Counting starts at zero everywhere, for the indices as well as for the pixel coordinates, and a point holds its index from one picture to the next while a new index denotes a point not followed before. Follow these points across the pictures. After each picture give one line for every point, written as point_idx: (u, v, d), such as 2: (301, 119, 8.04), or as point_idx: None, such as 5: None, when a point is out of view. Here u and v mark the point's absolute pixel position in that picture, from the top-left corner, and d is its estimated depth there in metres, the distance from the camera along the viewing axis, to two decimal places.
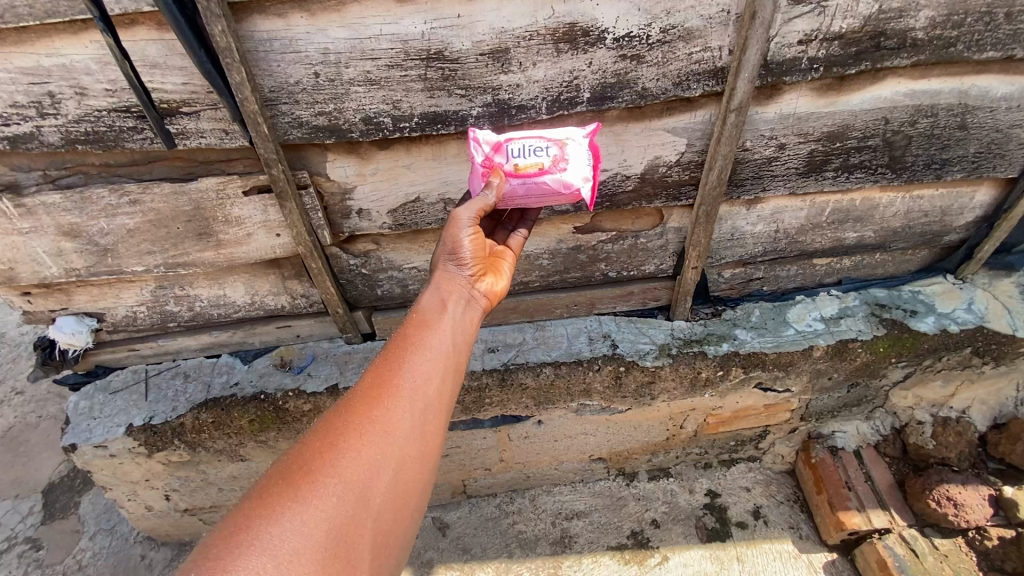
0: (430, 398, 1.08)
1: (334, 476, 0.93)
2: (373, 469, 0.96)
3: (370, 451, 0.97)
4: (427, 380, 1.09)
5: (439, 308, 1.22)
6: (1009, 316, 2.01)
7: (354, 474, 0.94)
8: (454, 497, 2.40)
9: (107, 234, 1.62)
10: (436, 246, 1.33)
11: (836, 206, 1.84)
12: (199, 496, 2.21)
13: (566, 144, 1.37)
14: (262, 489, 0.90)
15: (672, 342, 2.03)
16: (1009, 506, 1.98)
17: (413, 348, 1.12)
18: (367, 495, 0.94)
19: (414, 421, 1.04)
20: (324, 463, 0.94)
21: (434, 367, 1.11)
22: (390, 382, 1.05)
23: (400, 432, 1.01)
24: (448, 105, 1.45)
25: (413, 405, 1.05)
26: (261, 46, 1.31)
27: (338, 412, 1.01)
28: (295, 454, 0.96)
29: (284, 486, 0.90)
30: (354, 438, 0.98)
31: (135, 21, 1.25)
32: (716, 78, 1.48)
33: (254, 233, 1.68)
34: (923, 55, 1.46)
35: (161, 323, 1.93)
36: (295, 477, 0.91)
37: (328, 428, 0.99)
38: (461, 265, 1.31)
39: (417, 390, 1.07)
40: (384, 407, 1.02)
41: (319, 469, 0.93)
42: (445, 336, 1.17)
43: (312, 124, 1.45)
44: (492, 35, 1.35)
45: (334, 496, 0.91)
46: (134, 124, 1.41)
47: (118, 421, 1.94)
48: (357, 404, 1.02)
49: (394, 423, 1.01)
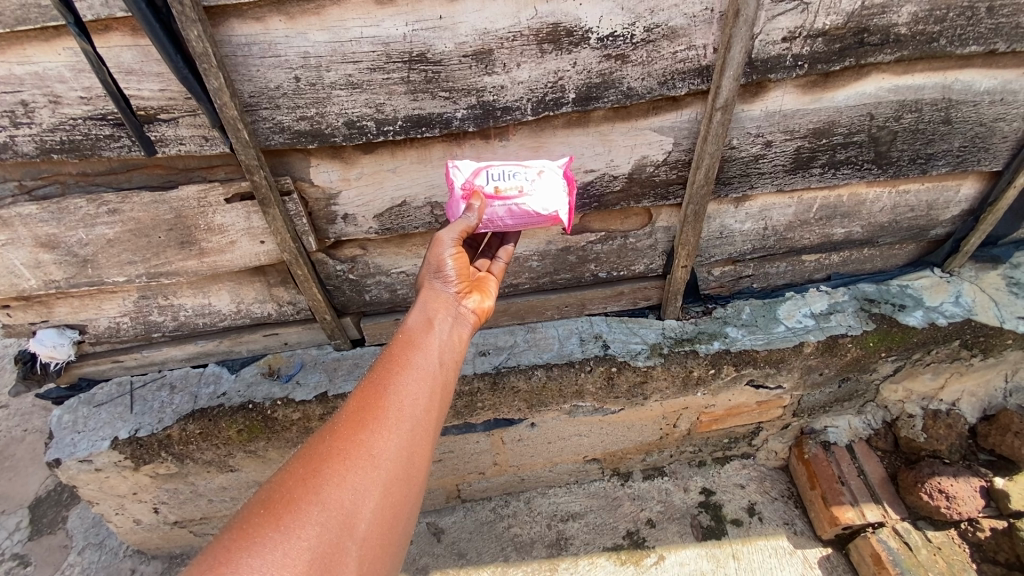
0: (417, 418, 1.06)
1: (319, 503, 0.91)
2: (358, 493, 0.94)
3: (354, 476, 0.95)
4: (414, 400, 1.07)
5: (426, 326, 1.20)
6: (996, 309, 2.03)
7: (339, 500, 0.93)
8: (449, 502, 2.38)
9: (87, 245, 1.59)
10: (420, 266, 1.33)
11: (824, 202, 1.84)
12: (189, 507, 2.17)
13: (543, 172, 1.44)
14: (244, 518, 0.89)
15: (663, 341, 2.03)
16: (1000, 497, 1.99)
17: (399, 368, 1.10)
18: (351, 521, 0.92)
19: (401, 443, 1.02)
20: (308, 489, 0.92)
21: (422, 386, 1.09)
22: (376, 404, 1.04)
23: (386, 455, 0.99)
24: (432, 108, 1.43)
25: (400, 427, 1.03)
26: (239, 50, 1.29)
27: (323, 437, 1.00)
28: (278, 481, 0.94)
29: (266, 515, 0.89)
30: (339, 463, 0.96)
31: (109, 27, 1.22)
32: (701, 77, 1.47)
33: (238, 240, 1.65)
34: (907, 51, 1.46)
35: (146, 333, 1.90)
36: (278, 504, 0.90)
37: (312, 454, 0.97)
38: (447, 283, 1.30)
39: (403, 410, 1.04)
40: (369, 430, 1.00)
41: (302, 496, 0.91)
42: (432, 355, 1.15)
43: (294, 129, 1.42)
44: (474, 36, 1.33)
45: (318, 524, 0.90)
46: (110, 132, 1.38)
47: (103, 434, 1.90)
48: (341, 427, 1.00)
49: (380, 446, 0.99)
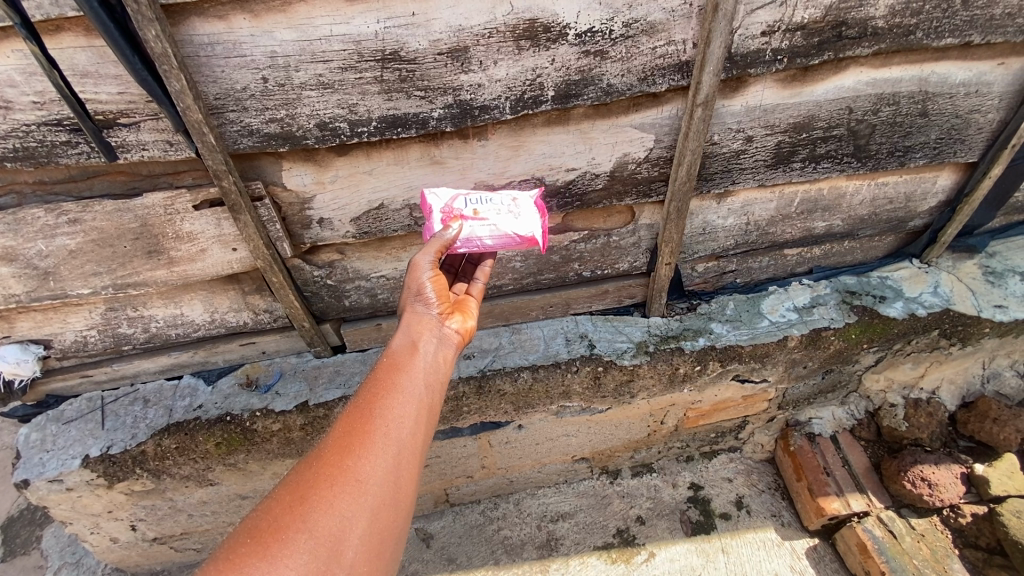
0: (405, 440, 1.02)
1: (307, 530, 0.88)
2: (345, 518, 0.91)
3: (341, 500, 0.92)
4: (401, 421, 1.03)
5: (410, 349, 1.17)
6: (974, 298, 2.05)
7: (326, 525, 0.89)
8: (438, 506, 2.35)
9: (47, 256, 1.51)
10: (402, 290, 1.30)
11: (806, 196, 1.84)
12: (168, 523, 2.10)
13: (519, 199, 1.44)
14: (230, 549, 0.85)
15: (649, 339, 2.02)
16: (980, 483, 2.03)
17: (386, 390, 1.06)
18: (340, 547, 0.89)
19: (389, 467, 0.98)
20: (296, 517, 0.89)
21: (409, 407, 1.06)
22: (364, 426, 1.00)
23: (374, 479, 0.96)
24: (408, 108, 1.39)
25: (386, 450, 0.99)
26: (202, 50, 1.23)
27: (308, 463, 0.96)
28: (263, 510, 0.91)
29: (253, 545, 0.85)
30: (326, 488, 0.92)
31: (61, 28, 1.15)
32: (681, 73, 1.45)
33: (209, 248, 1.59)
34: (884, 44, 1.46)
35: (115, 346, 1.82)
36: (267, 532, 0.87)
37: (298, 481, 0.94)
38: (428, 304, 1.26)
39: (390, 433, 1.01)
40: (356, 455, 0.97)
41: (292, 524, 0.88)
42: (416, 377, 1.11)
43: (263, 132, 1.36)
44: (449, 33, 1.29)
45: (305, 553, 0.86)
46: (68, 139, 1.31)
47: (73, 452, 1.82)
48: (328, 453, 0.97)
49: (367, 470, 0.96)
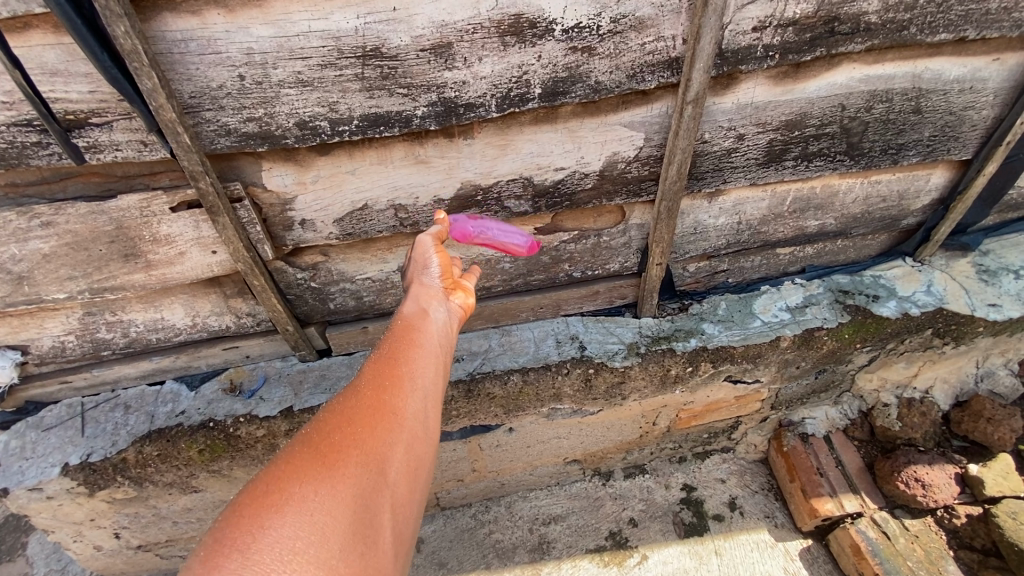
0: (430, 384, 1.04)
1: (353, 457, 0.87)
2: (387, 445, 0.91)
3: (381, 433, 0.92)
4: (426, 368, 1.05)
5: (425, 311, 1.19)
6: (967, 297, 2.03)
7: (371, 453, 0.89)
8: (428, 510, 2.33)
9: (20, 261, 1.46)
10: (407, 267, 1.33)
11: (798, 195, 1.82)
12: (153, 531, 2.06)
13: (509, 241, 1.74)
14: (278, 469, 0.83)
15: (641, 340, 1.99)
16: (974, 484, 2.03)
17: (409, 343, 1.08)
18: (383, 470, 0.89)
19: (421, 407, 0.99)
20: (341, 445, 0.88)
21: (429, 357, 1.08)
22: (393, 370, 1.01)
23: (409, 417, 0.96)
24: (390, 106, 1.35)
25: (416, 390, 1.00)
26: (175, 47, 1.19)
27: (342, 403, 0.95)
28: (303, 442, 0.88)
29: (303, 463, 0.84)
30: (366, 421, 0.92)
31: (28, 24, 1.11)
32: (670, 69, 1.42)
33: (188, 251, 1.55)
34: (877, 39, 1.43)
35: (94, 352, 1.78)
36: (315, 458, 0.85)
37: (336, 416, 0.92)
38: (434, 278, 1.28)
39: (418, 377, 1.02)
40: (390, 394, 0.97)
41: (339, 450, 0.87)
42: (434, 335, 1.13)
43: (241, 131, 1.32)
44: (432, 29, 1.25)
45: (354, 470, 0.85)
46: (38, 139, 1.26)
47: (52, 460, 1.78)
48: (362, 393, 0.96)
49: (401, 408, 0.96)
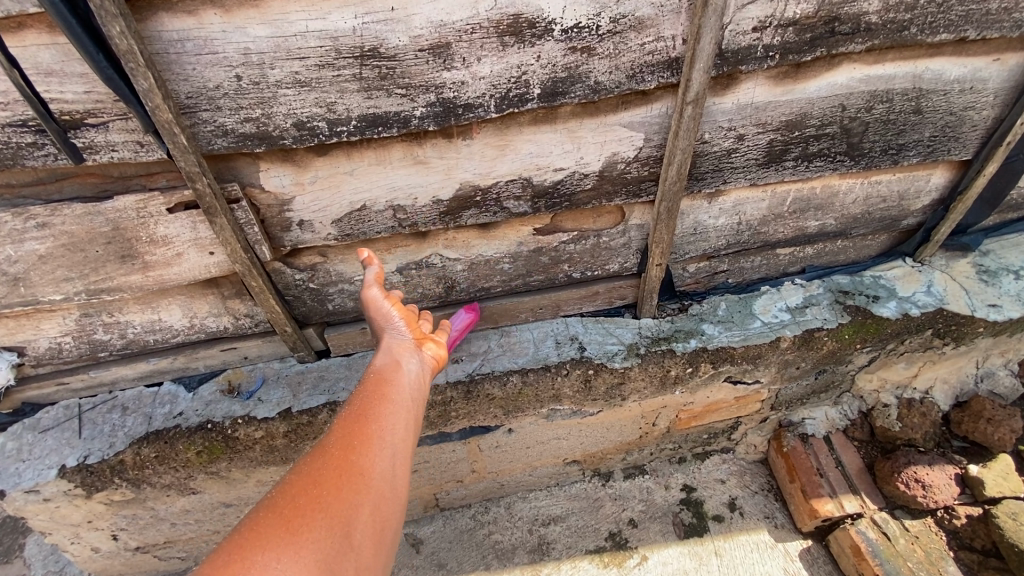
0: (402, 440, 1.01)
1: (317, 521, 0.83)
2: (354, 506, 0.88)
3: (348, 495, 0.88)
4: (397, 425, 1.02)
5: (395, 366, 1.17)
6: (967, 297, 2.03)
7: (336, 517, 0.85)
8: (427, 510, 2.32)
9: (16, 262, 1.45)
10: (372, 324, 1.32)
11: (798, 195, 1.81)
12: (151, 532, 2.06)
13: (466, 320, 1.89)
14: (238, 535, 0.79)
15: (640, 341, 1.98)
16: (975, 484, 2.02)
17: (380, 398, 1.06)
18: (348, 533, 0.85)
19: (390, 466, 0.96)
20: (305, 509, 0.84)
21: (401, 412, 1.05)
22: (363, 429, 0.98)
23: (377, 477, 0.93)
24: (389, 106, 1.34)
25: (386, 447, 0.97)
26: (171, 47, 1.18)
27: (308, 464, 0.91)
28: (266, 507, 0.84)
29: (265, 528, 0.80)
30: (333, 483, 0.88)
31: (23, 24, 1.10)
32: (670, 70, 1.41)
33: (185, 252, 1.54)
34: (878, 40, 1.42)
35: (91, 353, 1.77)
36: (276, 523, 0.81)
37: (301, 479, 0.88)
38: (402, 333, 1.29)
39: (389, 433, 1.00)
40: (358, 453, 0.94)
41: (302, 514, 0.83)
42: (405, 389, 1.11)
43: (238, 132, 1.31)
44: (430, 29, 1.25)
45: (318, 534, 0.82)
46: (33, 140, 1.25)
47: (50, 462, 1.77)
48: (329, 454, 0.93)
49: (370, 467, 0.93)
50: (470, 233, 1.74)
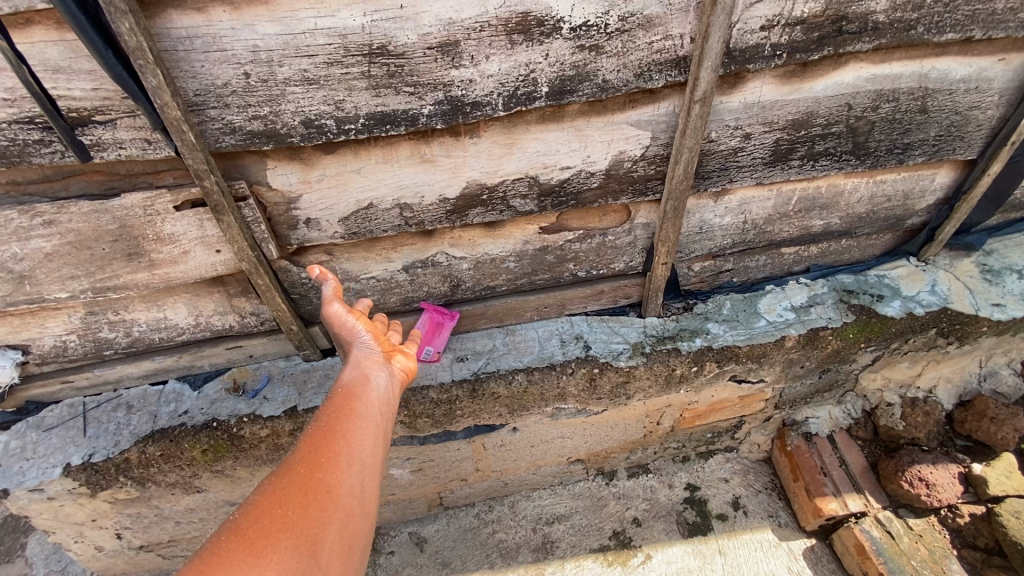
0: (369, 455, 1.02)
1: (283, 541, 0.83)
2: (321, 524, 0.88)
3: (315, 513, 0.89)
4: (364, 440, 1.03)
5: (362, 380, 1.17)
6: (971, 297, 2.04)
7: (302, 536, 0.85)
8: (431, 509, 2.32)
9: (22, 260, 1.45)
10: (339, 340, 1.32)
11: (803, 195, 1.82)
12: (155, 531, 2.05)
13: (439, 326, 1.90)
14: (201, 559, 0.79)
15: (645, 340, 1.99)
16: (978, 483, 2.03)
17: (347, 413, 1.06)
18: (315, 552, 0.85)
19: (358, 482, 0.96)
20: (269, 529, 0.84)
21: (368, 427, 1.06)
22: (330, 445, 0.99)
23: (344, 493, 0.94)
24: (397, 104, 1.34)
25: (353, 463, 0.98)
26: (180, 45, 1.17)
27: (273, 484, 0.92)
28: (231, 529, 0.84)
29: (230, 550, 0.80)
30: (300, 502, 0.89)
31: (31, 21, 1.10)
32: (678, 68, 1.41)
33: (192, 250, 1.54)
34: (885, 39, 1.42)
35: (96, 351, 1.76)
36: (241, 545, 0.81)
37: (266, 499, 0.89)
38: (370, 346, 1.29)
39: (356, 449, 1.00)
40: (325, 471, 0.95)
41: (267, 535, 0.83)
42: (373, 403, 1.12)
43: (246, 129, 1.31)
44: (439, 27, 1.25)
45: (284, 554, 0.82)
46: (40, 137, 1.25)
47: (54, 460, 1.76)
48: (295, 473, 0.93)
49: (336, 484, 0.94)
50: (476, 232, 1.74)
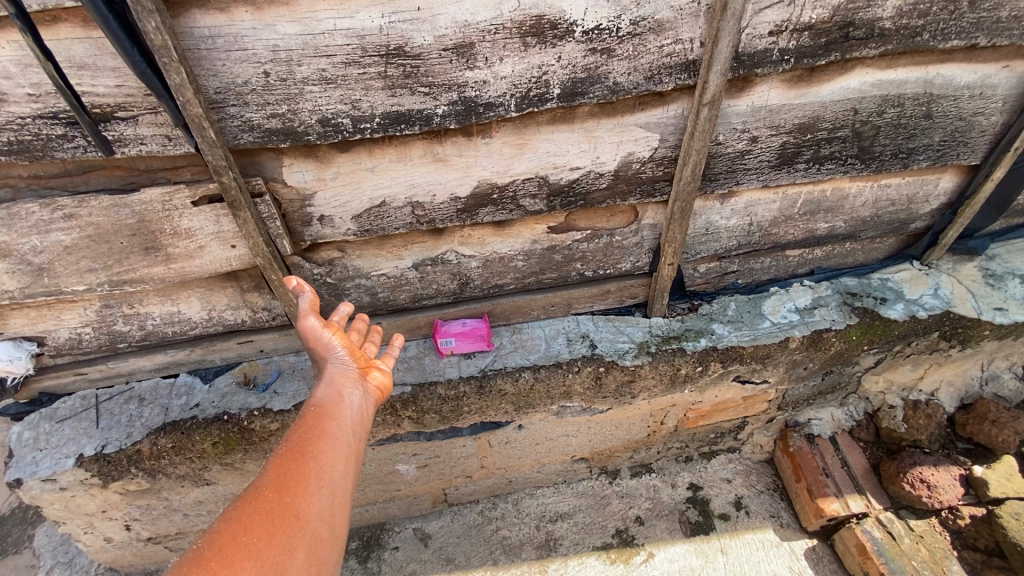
0: (338, 479, 1.03)
1: (247, 569, 0.85)
2: (287, 552, 0.90)
3: (281, 539, 0.90)
4: (334, 462, 1.05)
5: (335, 398, 1.19)
6: (974, 300, 2.06)
7: (267, 563, 0.87)
8: (436, 506, 2.34)
9: (41, 252, 1.48)
10: (312, 354, 1.32)
11: (809, 197, 1.84)
12: (163, 523, 2.08)
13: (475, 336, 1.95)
14: None
15: (650, 339, 2.01)
16: (978, 485, 2.05)
17: (318, 435, 1.08)
18: None
19: (326, 506, 0.98)
20: (234, 557, 0.86)
21: (339, 449, 1.08)
22: (299, 469, 1.01)
23: (313, 518, 0.96)
24: (412, 104, 1.37)
25: (322, 487, 1.00)
26: (203, 43, 1.20)
27: (239, 509, 0.93)
28: (193, 558, 0.85)
29: None
30: (265, 528, 0.91)
31: (58, 18, 1.13)
32: (687, 71, 1.44)
33: (207, 245, 1.57)
34: (891, 45, 1.45)
35: (110, 344, 1.79)
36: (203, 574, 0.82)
37: (231, 526, 0.90)
38: (344, 363, 1.29)
39: (326, 472, 1.02)
40: (293, 495, 0.96)
41: (230, 563, 0.85)
42: (345, 424, 1.14)
43: (264, 127, 1.34)
44: (454, 28, 1.27)
45: None
46: (64, 132, 1.28)
47: (67, 451, 1.79)
48: (261, 498, 0.95)
49: (305, 509, 0.96)
50: (485, 231, 1.77)
